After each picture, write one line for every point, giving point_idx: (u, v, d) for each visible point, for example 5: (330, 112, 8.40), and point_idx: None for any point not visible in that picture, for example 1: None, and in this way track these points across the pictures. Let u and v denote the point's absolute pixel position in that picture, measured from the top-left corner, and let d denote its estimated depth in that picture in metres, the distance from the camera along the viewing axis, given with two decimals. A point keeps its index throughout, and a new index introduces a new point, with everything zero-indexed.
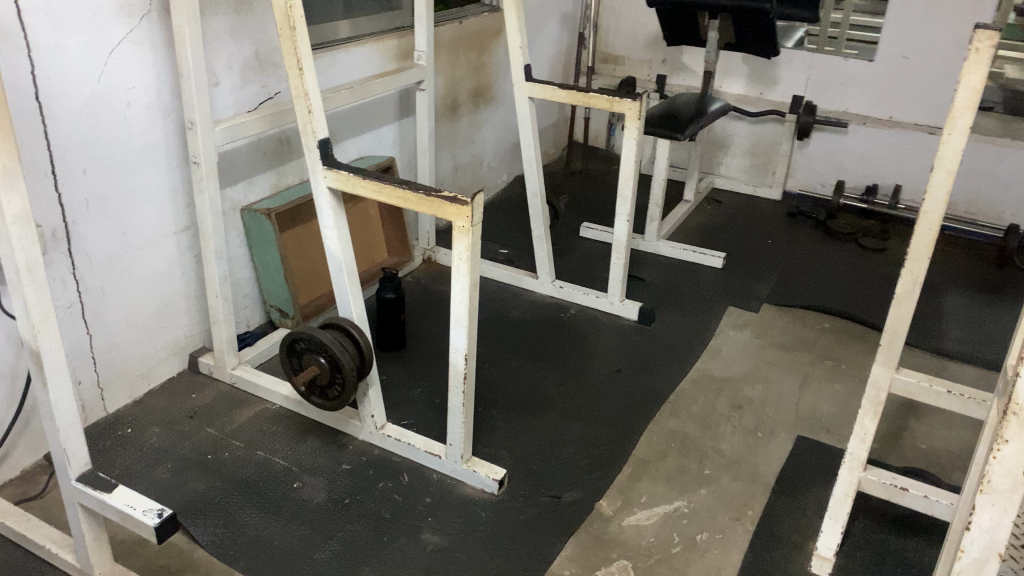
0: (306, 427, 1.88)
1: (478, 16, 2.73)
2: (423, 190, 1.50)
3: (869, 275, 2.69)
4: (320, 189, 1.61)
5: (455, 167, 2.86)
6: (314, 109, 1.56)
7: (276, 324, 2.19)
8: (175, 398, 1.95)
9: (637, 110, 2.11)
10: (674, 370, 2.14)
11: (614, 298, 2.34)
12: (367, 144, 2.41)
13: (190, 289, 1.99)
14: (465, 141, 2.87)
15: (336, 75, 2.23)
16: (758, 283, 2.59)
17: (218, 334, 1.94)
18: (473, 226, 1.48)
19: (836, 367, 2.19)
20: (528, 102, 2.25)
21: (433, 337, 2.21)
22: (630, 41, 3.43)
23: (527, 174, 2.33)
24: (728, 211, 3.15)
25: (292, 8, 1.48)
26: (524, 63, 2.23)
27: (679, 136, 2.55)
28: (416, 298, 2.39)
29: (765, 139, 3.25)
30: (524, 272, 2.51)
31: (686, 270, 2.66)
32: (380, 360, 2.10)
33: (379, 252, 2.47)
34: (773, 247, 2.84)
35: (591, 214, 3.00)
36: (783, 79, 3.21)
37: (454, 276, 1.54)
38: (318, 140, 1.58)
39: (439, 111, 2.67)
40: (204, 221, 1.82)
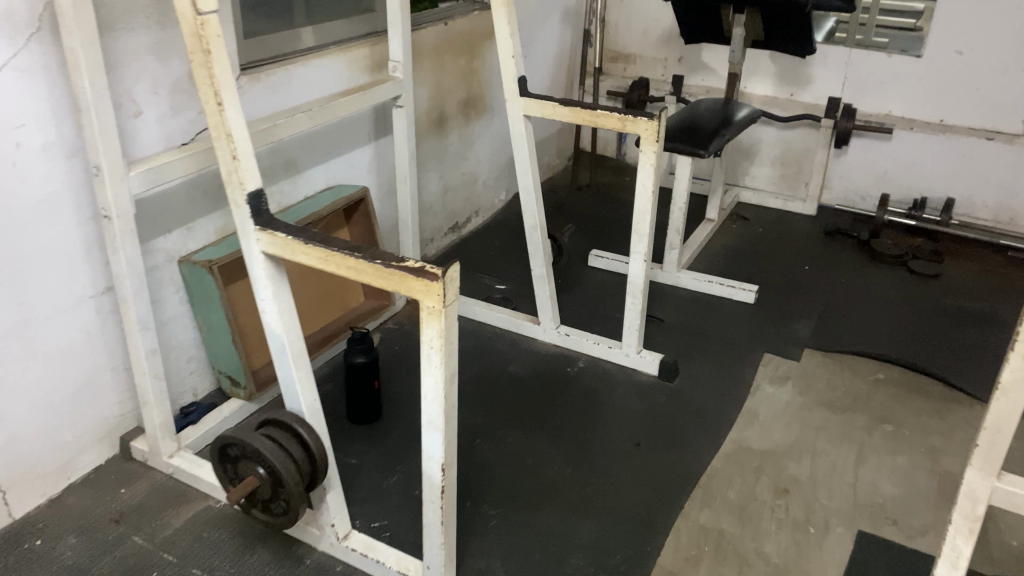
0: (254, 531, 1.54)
1: (466, 15, 2.36)
2: (380, 260, 1.15)
3: (924, 307, 2.32)
4: (254, 255, 1.26)
5: (445, 189, 2.51)
6: (240, 154, 1.20)
7: (228, 392, 1.85)
8: (100, 493, 1.61)
9: (654, 131, 1.74)
10: (703, 442, 1.78)
11: (629, 349, 1.99)
12: (338, 171, 2.06)
13: (116, 362, 1.64)
14: (456, 158, 2.52)
15: (295, 94, 1.87)
16: (796, 322, 2.23)
17: (149, 417, 1.60)
18: (445, 307, 1.13)
19: (897, 433, 1.83)
20: (523, 120, 1.89)
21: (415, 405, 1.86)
22: (642, 38, 3.06)
23: (525, 206, 1.97)
24: (756, 230, 2.79)
25: (204, 25, 1.13)
26: (519, 75, 1.86)
27: (702, 152, 2.18)
28: (398, 351, 2.04)
29: (796, 146, 2.88)
30: (523, 316, 2.15)
31: (712, 306, 2.30)
32: (351, 436, 1.76)
33: (351, 296, 2.12)
34: (811, 275, 2.47)
35: (601, 238, 2.64)
36: (816, 78, 2.83)
37: (424, 369, 1.19)
38: (248, 193, 1.23)
39: (423, 126, 2.32)
40: (122, 285, 1.46)
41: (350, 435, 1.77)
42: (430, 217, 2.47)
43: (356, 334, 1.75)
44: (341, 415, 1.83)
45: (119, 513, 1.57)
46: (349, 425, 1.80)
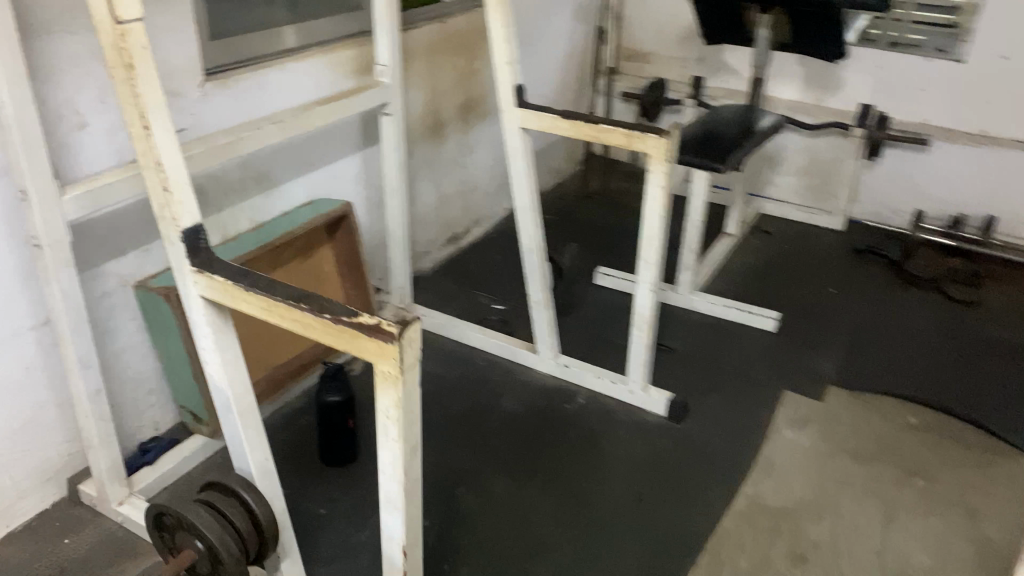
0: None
1: (465, 12, 2.18)
2: (330, 314, 0.98)
3: (960, 339, 2.12)
4: (191, 298, 1.09)
5: (442, 199, 2.33)
6: (172, 184, 1.03)
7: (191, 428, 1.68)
8: (40, 543, 1.46)
9: (663, 149, 1.55)
10: (713, 497, 1.59)
11: (634, 385, 1.80)
12: (320, 184, 1.89)
13: (61, 399, 1.49)
14: (454, 165, 2.34)
15: (269, 101, 1.70)
16: (819, 355, 2.03)
17: (95, 460, 1.43)
18: (403, 372, 0.95)
19: (930, 489, 1.64)
20: (520, 133, 1.71)
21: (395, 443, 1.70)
22: (659, 35, 2.86)
23: (521, 226, 1.80)
24: (778, 246, 2.59)
25: (126, 36, 0.96)
26: (515, 83, 1.68)
27: (720, 166, 1.98)
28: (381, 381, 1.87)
29: (822, 155, 2.68)
30: (520, 342, 1.97)
31: (728, 334, 2.11)
32: (322, 482, 1.59)
33: None
34: (836, 299, 2.28)
35: (610, 253, 2.46)
36: (846, 82, 2.62)
37: (382, 440, 1.01)
38: (183, 229, 1.06)
39: (417, 133, 2.14)
40: (59, 320, 1.30)
41: (321, 480, 1.60)
42: (425, 229, 2.30)
43: (329, 370, 1.58)
44: (314, 455, 1.66)
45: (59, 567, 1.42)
46: (321, 467, 1.63)
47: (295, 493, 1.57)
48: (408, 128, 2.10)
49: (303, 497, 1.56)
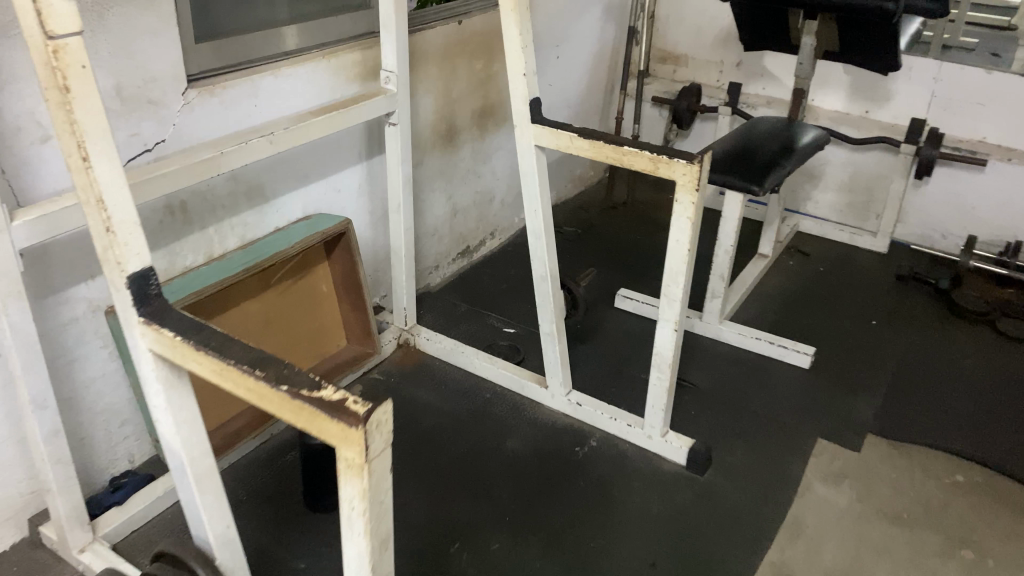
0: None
1: (485, 12, 2.01)
2: (288, 387, 0.83)
3: (1014, 384, 1.93)
4: (140, 352, 0.95)
5: (453, 210, 2.18)
6: (116, 224, 0.89)
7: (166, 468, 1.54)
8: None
9: (694, 178, 1.38)
10: (736, 566, 1.43)
11: (652, 430, 1.64)
12: (320, 198, 1.75)
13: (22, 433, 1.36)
14: (468, 175, 2.19)
15: (262, 109, 1.55)
16: (858, 399, 1.86)
17: (53, 505, 1.30)
18: (369, 462, 0.81)
19: (980, 564, 1.46)
20: (535, 151, 1.55)
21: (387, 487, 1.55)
22: (695, 37, 2.68)
23: (534, 252, 1.64)
24: (815, 269, 2.40)
25: (59, 53, 0.82)
26: (531, 97, 1.52)
27: (755, 189, 1.80)
28: None
29: (867, 171, 2.48)
30: (530, 374, 1.82)
31: (757, 370, 1.94)
32: (304, 530, 1.46)
33: (331, 340, 1.82)
34: (878, 333, 2.10)
35: (633, 273, 2.29)
36: (896, 94, 2.42)
37: (346, 532, 0.87)
38: (130, 274, 0.92)
39: (427, 141, 1.99)
40: (9, 356, 1.17)
41: (304, 529, 1.47)
42: (434, 242, 2.15)
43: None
44: (298, 499, 1.53)
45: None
46: (305, 513, 1.50)
47: (274, 543, 1.43)
48: (418, 136, 1.94)
49: (283, 548, 1.43)
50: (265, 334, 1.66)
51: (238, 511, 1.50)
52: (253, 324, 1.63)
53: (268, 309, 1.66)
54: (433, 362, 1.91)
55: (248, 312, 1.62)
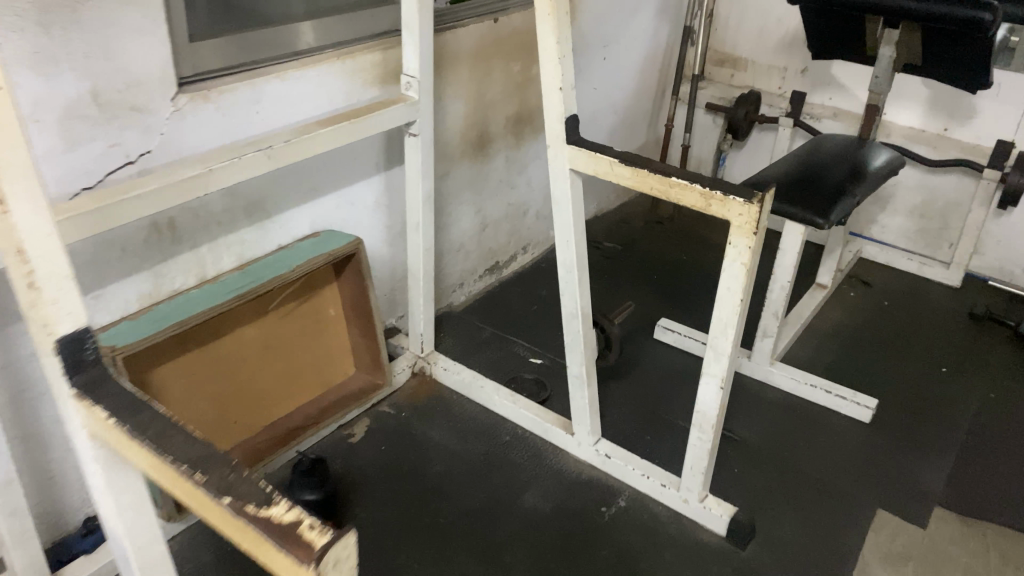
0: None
1: (525, 9, 1.82)
2: (230, 501, 0.66)
3: None
4: (74, 426, 0.79)
5: (482, 225, 2.00)
6: (40, 278, 0.73)
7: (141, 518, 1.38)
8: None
9: (752, 220, 1.19)
10: None
11: (689, 494, 1.45)
12: (332, 213, 1.58)
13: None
14: (500, 186, 2.00)
15: (266, 116, 1.39)
16: (925, 463, 1.64)
17: (8, 559, 1.16)
18: None
19: None
20: (570, 176, 1.36)
21: (382, 546, 1.39)
22: (757, 40, 2.45)
23: (564, 286, 1.46)
24: (878, 302, 2.18)
25: None
26: (568, 114, 1.33)
27: (819, 221, 1.59)
28: (386, 455, 1.57)
29: (943, 196, 2.24)
30: (556, 416, 1.64)
31: (812, 423, 1.74)
32: None
33: (338, 368, 1.66)
34: (949, 384, 1.87)
35: (676, 299, 2.09)
36: (981, 112, 2.17)
37: None
38: (58, 337, 0.76)
39: (456, 150, 1.81)
40: None
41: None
42: (460, 259, 1.97)
43: (305, 464, 1.28)
44: None
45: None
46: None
47: None
48: (445, 146, 1.77)
49: None
50: (262, 363, 1.51)
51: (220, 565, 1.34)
52: (248, 351, 1.48)
53: (267, 334, 1.50)
54: (449, 395, 1.74)
55: (244, 339, 1.46)
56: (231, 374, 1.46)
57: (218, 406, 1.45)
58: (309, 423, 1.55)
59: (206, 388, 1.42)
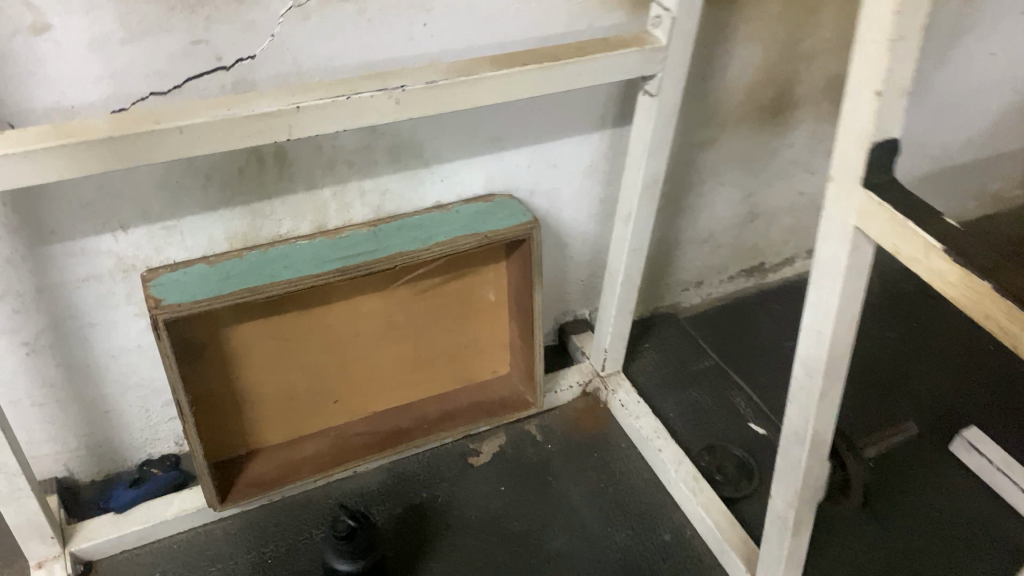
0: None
1: None
2: None
3: None
4: None
5: (749, 216, 1.45)
6: None
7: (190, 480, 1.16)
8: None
9: None
10: None
11: None
12: (517, 173, 1.16)
13: (15, 396, 1.03)
14: (792, 170, 1.42)
15: (438, 33, 0.97)
16: None
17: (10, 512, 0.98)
18: None
19: None
20: (853, 239, 0.80)
21: None
22: None
23: (796, 390, 0.92)
24: None
25: None
26: (883, 140, 0.75)
27: None
28: (500, 503, 1.19)
29: None
30: (743, 533, 1.14)
31: None
32: None
33: (488, 363, 1.27)
34: None
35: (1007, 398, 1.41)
36: None
37: None
38: None
39: (731, 116, 1.26)
40: None
41: None
42: (703, 253, 1.46)
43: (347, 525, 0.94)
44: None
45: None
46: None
47: None
48: (714, 107, 1.23)
49: None
50: (381, 342, 1.16)
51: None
52: (364, 327, 1.14)
53: (393, 310, 1.14)
54: (618, 438, 1.30)
55: (360, 311, 1.12)
56: (337, 349, 1.14)
57: (314, 381, 1.15)
58: (422, 429, 1.21)
59: (300, 360, 1.12)
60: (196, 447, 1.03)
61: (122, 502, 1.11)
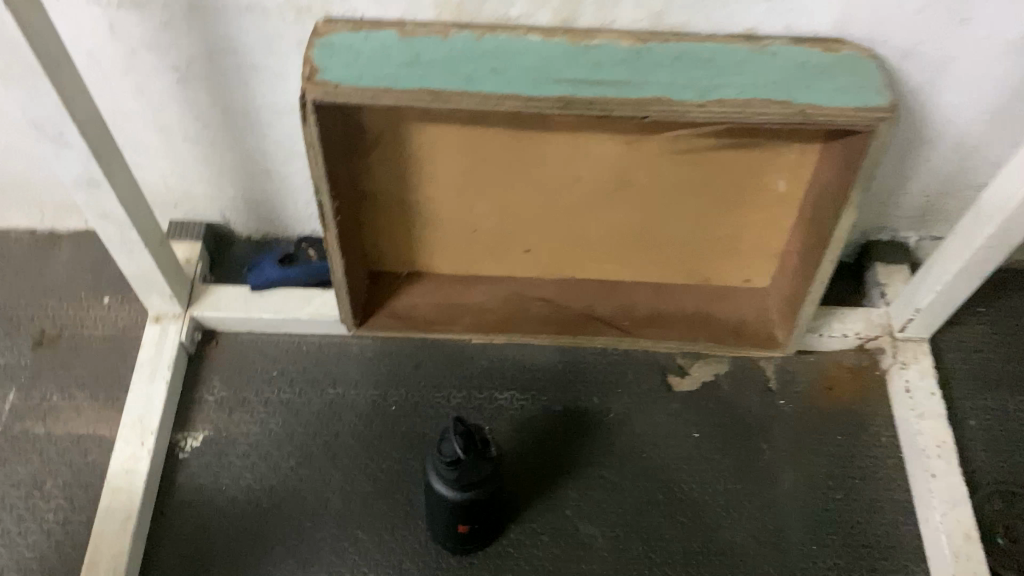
0: (64, 558, 0.81)
1: None
2: None
3: None
4: None
5: None
6: None
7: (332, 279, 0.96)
8: (95, 260, 1.00)
9: None
10: None
11: None
12: (893, 22, 0.71)
13: (165, 125, 0.85)
14: None
15: None
16: None
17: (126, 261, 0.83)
18: None
19: None
20: None
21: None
22: None
23: None
24: None
25: None
26: None
27: None
28: (687, 450, 0.90)
29: None
30: None
31: None
32: (376, 524, 0.84)
33: (741, 268, 0.92)
34: None
35: None
36: None
37: None
38: None
39: None
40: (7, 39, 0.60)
41: (374, 546, 0.83)
42: None
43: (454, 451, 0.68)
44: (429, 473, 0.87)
45: (59, 329, 0.95)
46: (407, 518, 0.84)
47: (324, 527, 0.84)
48: None
49: (324, 552, 0.83)
50: (606, 201, 0.84)
51: (360, 423, 0.90)
52: (589, 176, 0.82)
53: (634, 166, 0.80)
54: (879, 427, 0.92)
55: (589, 155, 0.79)
56: (546, 193, 0.83)
57: (507, 223, 0.87)
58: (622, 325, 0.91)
59: (494, 193, 0.84)
60: (336, 261, 0.81)
61: (285, 279, 0.93)
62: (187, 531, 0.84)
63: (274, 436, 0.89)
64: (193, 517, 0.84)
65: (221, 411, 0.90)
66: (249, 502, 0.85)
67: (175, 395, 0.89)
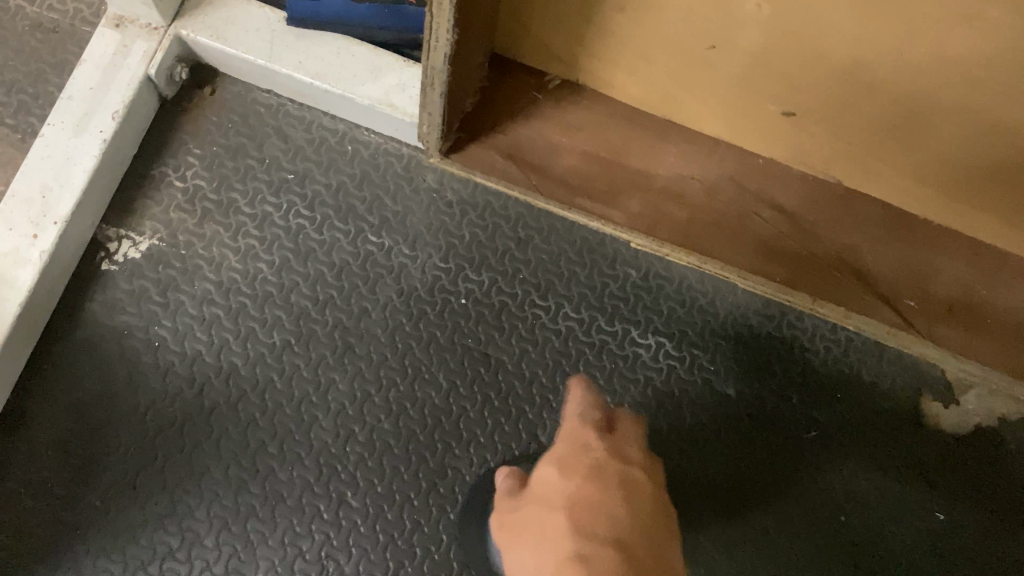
0: None
1: None
2: None
3: None
4: None
5: None
6: None
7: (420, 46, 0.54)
8: None
9: None
10: None
11: None
12: None
13: None
14: None
15: None
16: None
17: None
18: None
19: None
20: None
21: None
22: None
23: None
24: None
25: None
26: None
27: None
28: (914, 537, 0.52)
29: None
30: None
31: None
32: (373, 495, 0.50)
33: None
34: None
35: None
36: None
37: None
38: None
39: None
40: None
41: (365, 524, 0.49)
42: None
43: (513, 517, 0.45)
44: (482, 437, 0.51)
45: None
46: (430, 496, 0.50)
47: (296, 464, 0.50)
48: None
49: (284, 508, 0.49)
50: (988, 109, 0.41)
51: (402, 310, 0.53)
52: (992, 57, 0.38)
53: None
54: None
55: None
56: (883, 50, 0.40)
57: (774, 70, 0.45)
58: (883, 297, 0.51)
59: (783, 13, 0.40)
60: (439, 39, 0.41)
61: (353, 18, 0.52)
62: (81, 396, 0.50)
63: (261, 287, 0.53)
64: (96, 375, 0.50)
65: (187, 213, 0.53)
66: (190, 382, 0.51)
67: (119, 164, 0.53)
